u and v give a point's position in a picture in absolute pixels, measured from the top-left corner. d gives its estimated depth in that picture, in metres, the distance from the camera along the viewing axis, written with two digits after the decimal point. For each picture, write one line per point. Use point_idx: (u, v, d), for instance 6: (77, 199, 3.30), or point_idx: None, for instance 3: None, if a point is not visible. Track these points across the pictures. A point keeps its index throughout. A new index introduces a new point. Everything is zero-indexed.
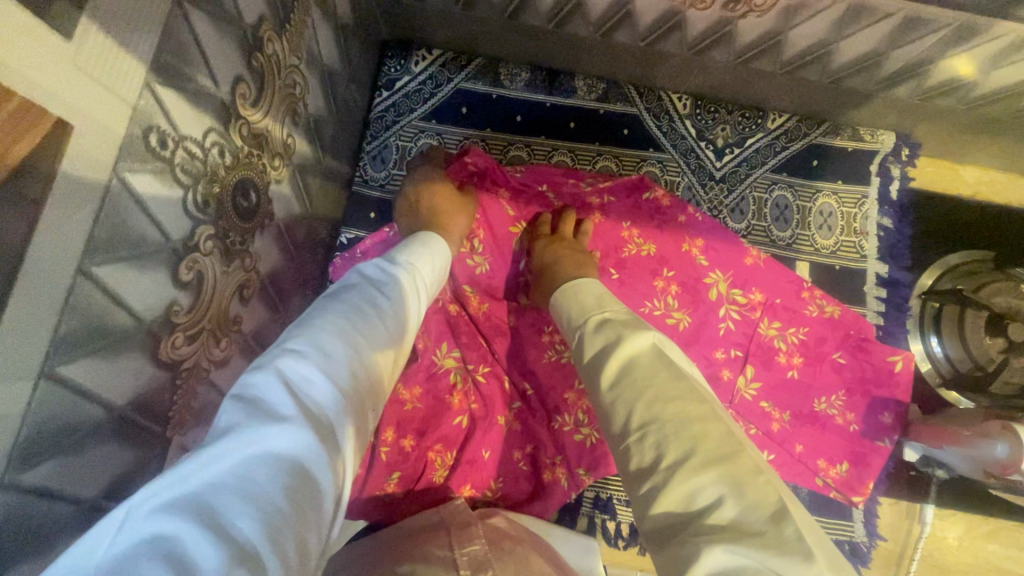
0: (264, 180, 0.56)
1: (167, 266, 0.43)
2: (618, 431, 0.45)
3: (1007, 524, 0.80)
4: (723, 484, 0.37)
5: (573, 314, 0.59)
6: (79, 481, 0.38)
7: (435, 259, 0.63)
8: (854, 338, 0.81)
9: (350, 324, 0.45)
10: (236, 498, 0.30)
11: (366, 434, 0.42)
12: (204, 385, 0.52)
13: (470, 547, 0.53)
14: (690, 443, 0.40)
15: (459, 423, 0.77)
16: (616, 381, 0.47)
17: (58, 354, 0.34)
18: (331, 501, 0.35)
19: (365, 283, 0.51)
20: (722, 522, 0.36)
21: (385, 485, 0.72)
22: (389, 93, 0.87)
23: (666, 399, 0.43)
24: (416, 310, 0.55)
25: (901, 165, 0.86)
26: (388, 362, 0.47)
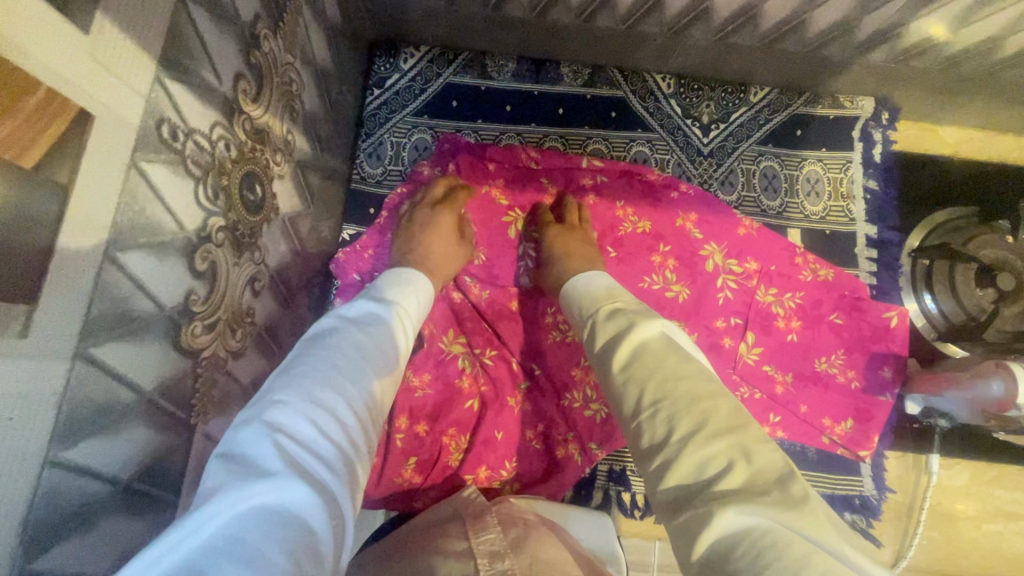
0: (269, 175, 0.58)
1: (184, 254, 0.44)
2: (629, 411, 0.47)
3: (1010, 470, 0.82)
4: (733, 452, 0.39)
5: (585, 305, 0.62)
6: (114, 463, 0.40)
7: (420, 294, 0.67)
8: (850, 298, 0.83)
9: (334, 375, 0.49)
10: (227, 556, 0.32)
11: (359, 477, 0.45)
12: (222, 375, 0.53)
13: (485, 536, 0.54)
14: (700, 415, 0.42)
15: (471, 406, 0.80)
16: (628, 364, 0.49)
17: (89, 337, 0.35)
18: (330, 543, 0.38)
19: (346, 328, 0.56)
20: (733, 486, 0.37)
21: (403, 471, 0.77)
22: (380, 91, 0.89)
23: (676, 378, 0.46)
24: (400, 348, 0.59)
25: (882, 129, 0.89)
26: (375, 404, 0.51)
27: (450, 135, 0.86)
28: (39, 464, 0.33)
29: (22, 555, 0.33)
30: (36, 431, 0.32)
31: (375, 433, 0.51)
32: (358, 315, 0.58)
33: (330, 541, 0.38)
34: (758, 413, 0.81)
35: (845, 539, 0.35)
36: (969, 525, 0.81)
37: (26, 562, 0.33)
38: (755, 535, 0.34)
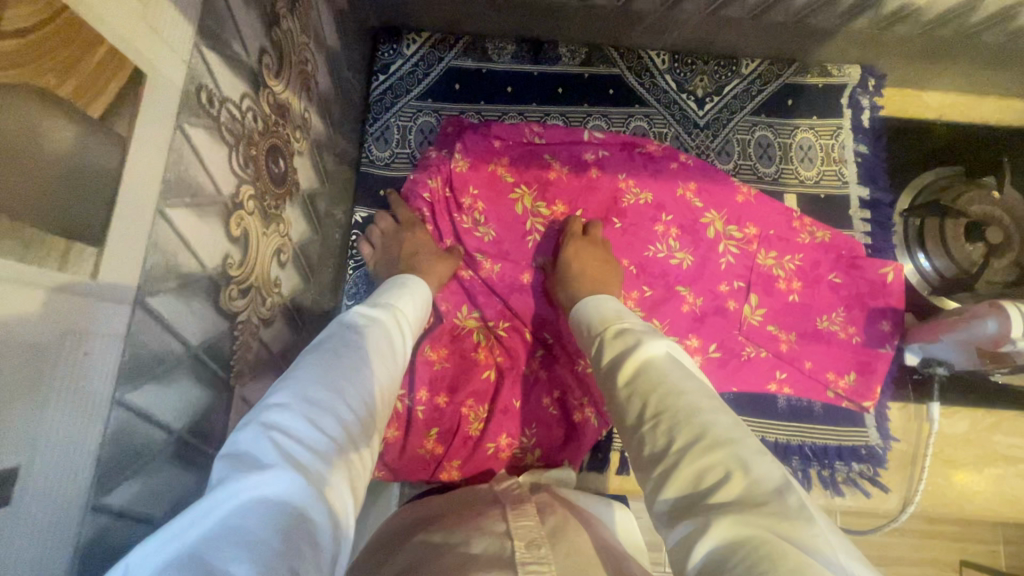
0: (290, 150, 0.60)
1: (222, 218, 0.47)
2: (633, 420, 0.49)
3: (1008, 415, 0.86)
4: (730, 463, 0.41)
5: (593, 322, 0.63)
6: (169, 411, 0.42)
7: (410, 304, 0.68)
8: (847, 258, 0.86)
9: (329, 374, 0.49)
10: (229, 542, 0.32)
11: (359, 477, 0.45)
12: (255, 341, 0.56)
13: (525, 521, 0.54)
14: (700, 427, 0.44)
15: (488, 376, 0.83)
16: (633, 377, 0.52)
17: (146, 286, 0.37)
18: (330, 535, 0.38)
19: (340, 334, 0.56)
20: (729, 497, 0.39)
21: (425, 442, 0.80)
22: (385, 77, 0.91)
23: (676, 393, 0.47)
24: (394, 350, 0.60)
25: (869, 95, 0.93)
26: (372, 406, 0.51)
27: (454, 118, 0.89)
28: (109, 402, 0.35)
29: (95, 489, 0.35)
30: (106, 368, 0.34)
31: (374, 436, 0.51)
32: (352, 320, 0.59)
33: (330, 535, 0.38)
34: (764, 371, 0.84)
35: (843, 550, 0.36)
36: (971, 470, 0.84)
37: (99, 497, 0.35)
38: (749, 540, 0.36)
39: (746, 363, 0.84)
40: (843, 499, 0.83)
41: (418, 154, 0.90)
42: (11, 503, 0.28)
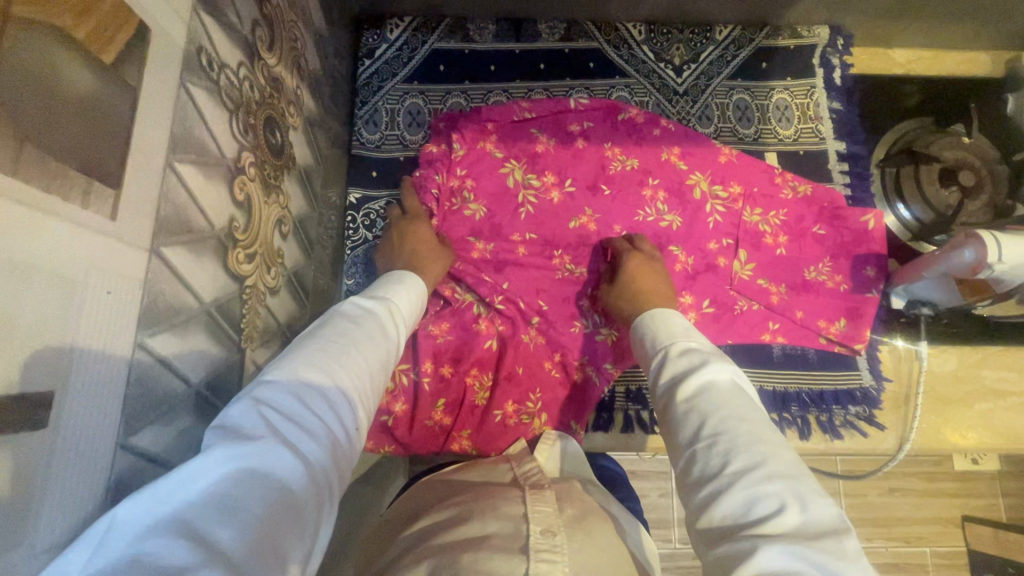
0: (285, 123, 0.62)
1: (226, 181, 0.48)
2: (687, 438, 0.50)
3: (994, 351, 0.89)
4: (786, 496, 0.42)
5: (658, 335, 0.64)
6: (189, 363, 0.43)
7: (413, 294, 0.65)
8: (829, 209, 0.89)
9: (326, 349, 0.47)
10: (209, 512, 0.31)
11: (350, 460, 0.43)
12: (262, 307, 0.57)
13: (543, 506, 0.51)
14: (758, 455, 0.45)
15: (490, 345, 0.84)
16: (697, 392, 0.53)
17: (160, 236, 0.39)
18: (311, 519, 0.36)
19: (340, 313, 0.53)
20: (780, 529, 0.41)
21: (433, 413, 0.82)
22: (370, 62, 0.93)
23: (740, 415, 0.49)
24: (399, 332, 0.57)
25: (839, 54, 0.96)
26: (370, 389, 0.49)
27: (444, 115, 0.90)
28: (132, 344, 0.36)
29: (124, 428, 0.36)
30: (126, 311, 0.35)
31: (370, 419, 0.48)
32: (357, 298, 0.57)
33: (311, 519, 0.36)
34: (757, 323, 0.86)
35: None
36: (963, 406, 0.87)
37: (127, 436, 0.36)
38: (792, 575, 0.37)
39: (740, 316, 0.87)
40: (842, 441, 0.85)
41: (408, 135, 0.92)
42: (49, 426, 0.30)
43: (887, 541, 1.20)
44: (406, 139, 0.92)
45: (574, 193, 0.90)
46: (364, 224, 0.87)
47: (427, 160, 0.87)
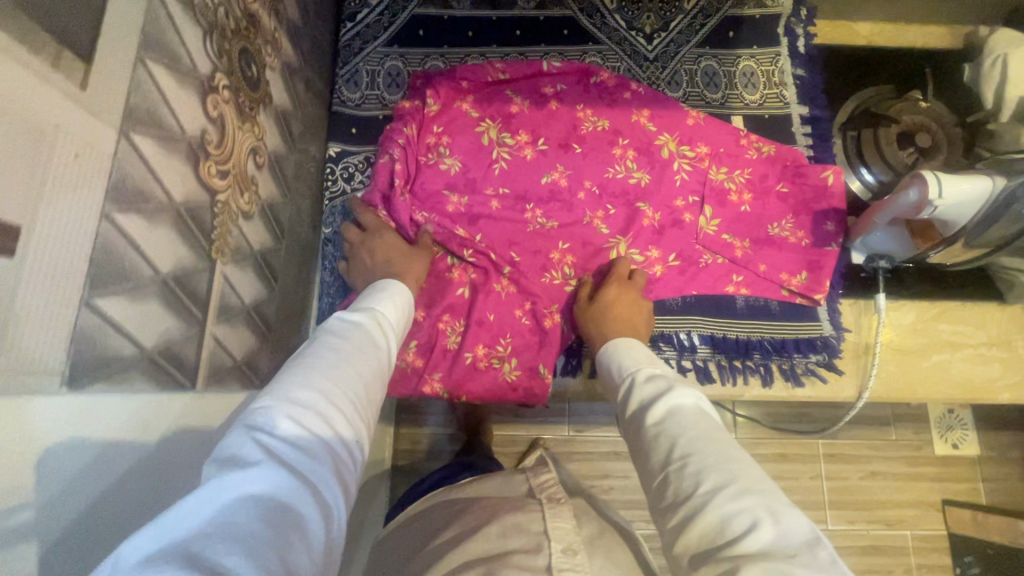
0: (262, 60, 0.65)
1: (199, 94, 0.51)
2: (660, 461, 0.54)
3: (951, 305, 0.92)
4: (760, 509, 0.46)
5: (626, 363, 0.69)
6: (156, 252, 0.46)
7: (395, 307, 0.68)
8: (791, 167, 0.93)
9: (315, 371, 0.50)
10: (215, 537, 0.34)
11: (349, 473, 0.46)
12: (235, 227, 0.60)
13: (561, 522, 0.62)
14: (728, 473, 0.49)
15: (463, 292, 0.87)
16: (662, 419, 0.57)
17: (130, 122, 0.42)
18: (318, 530, 0.39)
19: (324, 336, 0.56)
20: (756, 545, 0.44)
21: (406, 355, 0.85)
22: (352, 25, 0.97)
23: (707, 438, 0.52)
24: (383, 348, 0.61)
25: (802, 24, 1.00)
26: (364, 404, 0.52)
27: (421, 74, 0.93)
28: (99, 212, 0.39)
29: (89, 287, 0.38)
30: (94, 181, 0.38)
31: (368, 433, 0.52)
32: (339, 321, 0.60)
33: (318, 529, 0.40)
34: (721, 275, 0.90)
35: None
36: (921, 356, 0.90)
37: (93, 296, 0.39)
38: None
39: (704, 269, 0.90)
40: (803, 389, 0.88)
41: (387, 95, 0.95)
42: (17, 258, 0.32)
43: (868, 524, 1.35)
44: (385, 99, 0.95)
45: (546, 150, 0.93)
46: (343, 176, 0.91)
47: (404, 114, 0.91)
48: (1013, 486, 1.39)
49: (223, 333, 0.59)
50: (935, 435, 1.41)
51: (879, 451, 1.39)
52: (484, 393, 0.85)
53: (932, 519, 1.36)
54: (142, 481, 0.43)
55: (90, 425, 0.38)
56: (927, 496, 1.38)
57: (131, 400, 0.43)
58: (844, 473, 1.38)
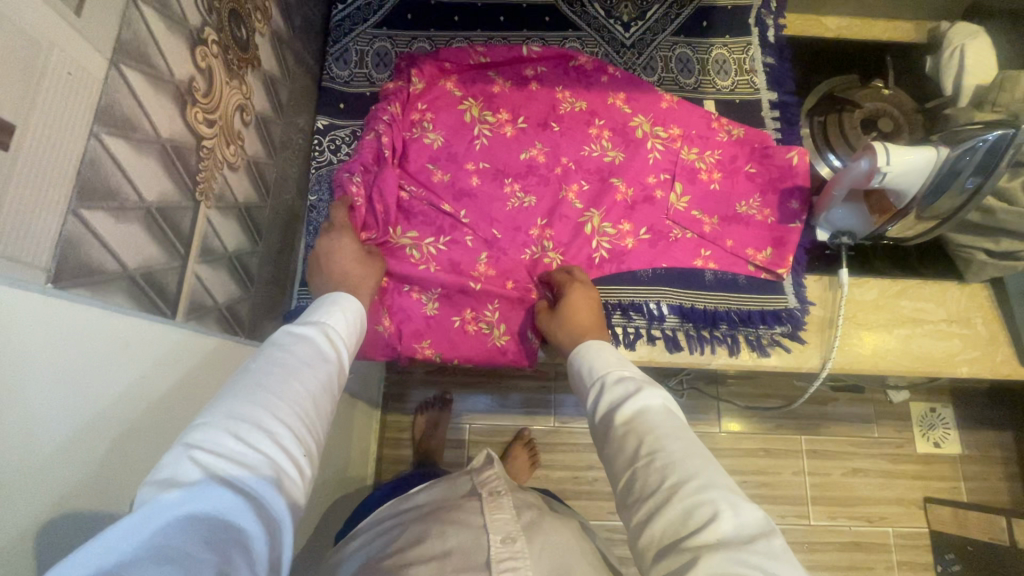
0: (251, 24, 0.70)
1: (188, 44, 0.56)
2: (628, 457, 0.55)
3: (912, 284, 0.96)
4: (722, 500, 0.48)
5: (595, 366, 0.67)
6: (143, 180, 0.50)
7: (351, 314, 0.68)
8: (759, 149, 0.96)
9: (256, 388, 0.50)
10: (148, 561, 0.36)
11: (299, 483, 0.48)
12: (219, 176, 0.64)
13: (500, 515, 0.68)
14: (691, 470, 0.50)
15: (427, 268, 0.88)
16: (632, 420, 0.58)
17: (119, 56, 0.46)
18: (260, 545, 0.41)
19: (271, 348, 0.57)
20: (717, 535, 0.46)
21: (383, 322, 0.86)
22: (343, 7, 1.02)
23: (671, 439, 0.53)
24: (333, 354, 0.61)
25: (772, 16, 1.06)
26: (312, 415, 0.53)
27: (406, 54, 0.98)
28: (88, 131, 0.43)
29: (76, 197, 0.42)
30: (85, 102, 0.42)
31: (316, 445, 0.53)
32: (286, 331, 0.60)
33: (261, 542, 0.42)
34: (691, 249, 0.93)
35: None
36: (882, 331, 0.93)
37: (80, 206, 0.42)
38: None
39: (675, 243, 0.93)
40: (770, 359, 0.90)
41: (375, 74, 1.00)
42: (9, 153, 0.36)
43: (849, 520, 1.37)
44: (373, 78, 1.00)
45: (525, 128, 0.97)
46: (330, 148, 0.95)
47: (393, 92, 0.95)
48: (994, 485, 1.40)
49: (204, 272, 0.62)
50: (915, 432, 1.43)
51: (860, 448, 1.42)
52: (473, 356, 0.88)
53: (913, 517, 1.38)
54: (110, 396, 0.45)
55: (61, 330, 0.40)
56: (907, 493, 1.40)
57: (109, 315, 0.46)
58: (825, 469, 1.40)
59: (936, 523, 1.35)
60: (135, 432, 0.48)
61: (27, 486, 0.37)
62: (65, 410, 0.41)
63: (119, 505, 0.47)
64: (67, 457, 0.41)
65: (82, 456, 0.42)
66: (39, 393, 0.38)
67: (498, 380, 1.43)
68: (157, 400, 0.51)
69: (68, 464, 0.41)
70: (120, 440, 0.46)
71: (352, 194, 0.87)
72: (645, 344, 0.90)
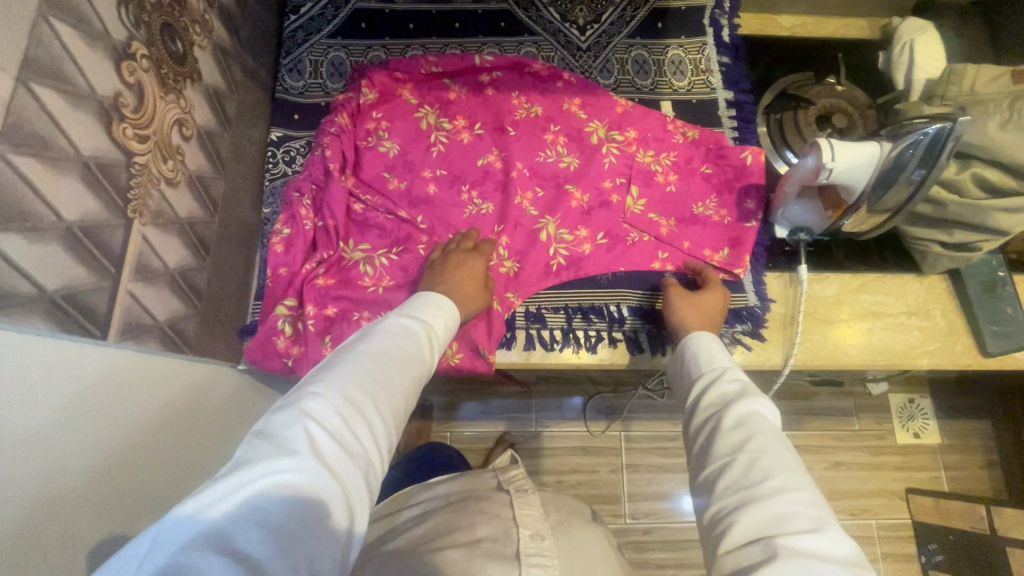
0: (188, 37, 0.70)
1: (112, 60, 0.55)
2: (730, 447, 0.56)
3: (872, 278, 0.96)
4: (817, 520, 0.48)
5: (714, 357, 0.69)
6: (61, 199, 0.49)
7: (446, 315, 0.71)
8: (714, 149, 0.97)
9: (363, 376, 0.56)
10: (251, 523, 0.41)
11: (376, 475, 0.53)
12: (156, 192, 0.63)
13: (529, 510, 0.66)
14: (797, 484, 0.51)
15: (375, 289, 0.86)
16: (741, 417, 0.58)
17: (29, 72, 0.45)
18: (341, 530, 0.46)
19: (379, 336, 0.62)
20: (811, 544, 0.46)
21: (322, 348, 0.81)
22: (296, 18, 1.01)
23: (782, 451, 0.54)
24: (428, 356, 0.65)
25: (727, 16, 1.06)
26: (398, 414, 0.58)
27: (360, 64, 0.97)
28: None
29: None
30: None
31: (397, 441, 0.58)
32: (393, 325, 0.64)
33: (342, 526, 0.46)
34: (648, 252, 0.93)
35: None
36: (844, 325, 0.93)
37: None
38: None
39: (632, 247, 0.93)
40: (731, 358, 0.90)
41: (330, 84, 0.99)
42: None
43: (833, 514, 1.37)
44: (328, 88, 0.99)
45: (482, 134, 0.96)
46: (284, 160, 0.94)
47: (345, 103, 0.94)
48: (975, 473, 1.41)
49: (140, 290, 0.61)
50: (896, 424, 1.44)
51: (841, 441, 1.42)
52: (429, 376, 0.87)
53: (897, 508, 1.38)
54: (73, 396, 0.49)
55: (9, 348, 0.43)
56: (891, 485, 1.40)
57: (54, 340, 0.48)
58: (808, 464, 1.40)
59: (918, 513, 1.36)
60: (115, 446, 0.54)
61: (9, 499, 0.42)
62: (29, 405, 0.44)
63: (80, 492, 0.50)
64: (45, 475, 0.46)
65: (44, 448, 0.46)
66: (15, 421, 0.43)
67: (476, 386, 1.42)
68: (133, 414, 0.57)
69: (46, 478, 0.46)
70: (83, 432, 0.50)
71: (301, 215, 0.87)
72: (607, 347, 0.89)
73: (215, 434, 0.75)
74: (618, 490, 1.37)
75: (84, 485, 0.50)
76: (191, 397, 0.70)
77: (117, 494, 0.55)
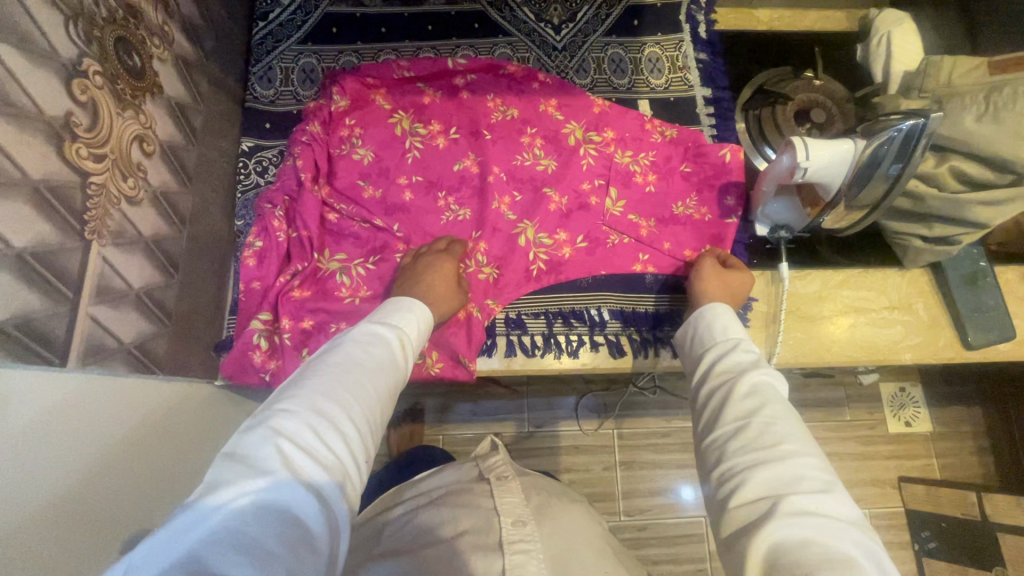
0: (147, 51, 0.69)
1: (61, 79, 0.53)
2: (745, 408, 0.57)
3: (854, 273, 0.95)
4: (823, 481, 0.50)
5: (732, 327, 0.69)
6: (8, 225, 0.47)
7: (421, 321, 0.70)
8: (692, 148, 0.96)
9: (332, 390, 0.55)
10: (225, 545, 0.39)
11: (355, 488, 0.52)
12: (116, 211, 0.61)
13: (509, 498, 0.66)
14: (807, 449, 0.52)
15: (352, 300, 0.85)
16: (755, 386, 0.59)
17: None
18: (323, 544, 0.45)
19: (347, 348, 0.61)
20: (817, 500, 0.48)
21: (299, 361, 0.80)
22: (264, 24, 0.99)
23: (794, 420, 0.55)
24: (402, 363, 0.64)
25: (703, 12, 1.05)
26: (375, 423, 0.57)
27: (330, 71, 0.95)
28: None
29: None
30: None
31: (375, 451, 0.57)
32: (363, 334, 0.63)
33: (325, 540, 0.45)
34: (629, 254, 0.92)
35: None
36: (826, 322, 0.93)
37: None
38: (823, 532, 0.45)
39: (612, 249, 0.92)
40: None
41: (302, 91, 0.98)
42: None
43: None
44: (300, 95, 0.98)
45: (458, 139, 0.95)
46: (256, 170, 0.92)
47: (316, 111, 0.92)
48: (966, 459, 1.41)
49: (103, 313, 0.59)
50: (887, 413, 1.44)
51: (832, 433, 1.42)
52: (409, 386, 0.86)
53: (889, 497, 1.38)
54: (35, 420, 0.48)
55: None
56: (883, 475, 1.40)
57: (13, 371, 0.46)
58: None
59: (911, 502, 1.36)
60: (87, 468, 0.53)
61: None
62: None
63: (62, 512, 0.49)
64: (20, 495, 0.45)
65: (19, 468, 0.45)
66: None
67: (465, 389, 1.41)
68: (103, 432, 0.56)
69: (21, 499, 0.45)
70: (55, 452, 0.49)
71: (273, 227, 0.86)
72: (589, 351, 0.88)
73: (192, 446, 0.73)
74: (610, 488, 1.36)
75: (67, 504, 0.50)
76: (164, 417, 0.68)
77: (95, 517, 0.54)
